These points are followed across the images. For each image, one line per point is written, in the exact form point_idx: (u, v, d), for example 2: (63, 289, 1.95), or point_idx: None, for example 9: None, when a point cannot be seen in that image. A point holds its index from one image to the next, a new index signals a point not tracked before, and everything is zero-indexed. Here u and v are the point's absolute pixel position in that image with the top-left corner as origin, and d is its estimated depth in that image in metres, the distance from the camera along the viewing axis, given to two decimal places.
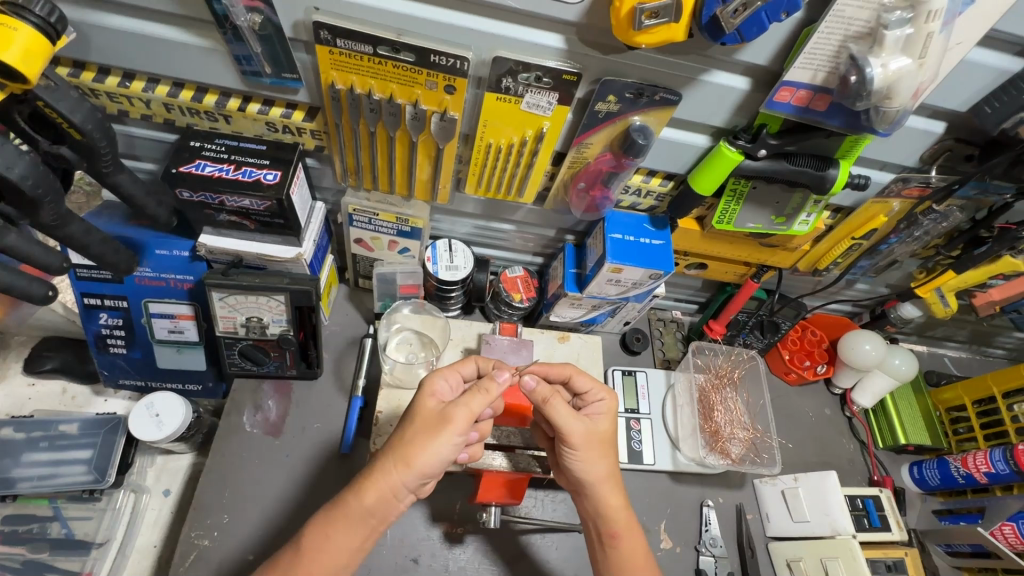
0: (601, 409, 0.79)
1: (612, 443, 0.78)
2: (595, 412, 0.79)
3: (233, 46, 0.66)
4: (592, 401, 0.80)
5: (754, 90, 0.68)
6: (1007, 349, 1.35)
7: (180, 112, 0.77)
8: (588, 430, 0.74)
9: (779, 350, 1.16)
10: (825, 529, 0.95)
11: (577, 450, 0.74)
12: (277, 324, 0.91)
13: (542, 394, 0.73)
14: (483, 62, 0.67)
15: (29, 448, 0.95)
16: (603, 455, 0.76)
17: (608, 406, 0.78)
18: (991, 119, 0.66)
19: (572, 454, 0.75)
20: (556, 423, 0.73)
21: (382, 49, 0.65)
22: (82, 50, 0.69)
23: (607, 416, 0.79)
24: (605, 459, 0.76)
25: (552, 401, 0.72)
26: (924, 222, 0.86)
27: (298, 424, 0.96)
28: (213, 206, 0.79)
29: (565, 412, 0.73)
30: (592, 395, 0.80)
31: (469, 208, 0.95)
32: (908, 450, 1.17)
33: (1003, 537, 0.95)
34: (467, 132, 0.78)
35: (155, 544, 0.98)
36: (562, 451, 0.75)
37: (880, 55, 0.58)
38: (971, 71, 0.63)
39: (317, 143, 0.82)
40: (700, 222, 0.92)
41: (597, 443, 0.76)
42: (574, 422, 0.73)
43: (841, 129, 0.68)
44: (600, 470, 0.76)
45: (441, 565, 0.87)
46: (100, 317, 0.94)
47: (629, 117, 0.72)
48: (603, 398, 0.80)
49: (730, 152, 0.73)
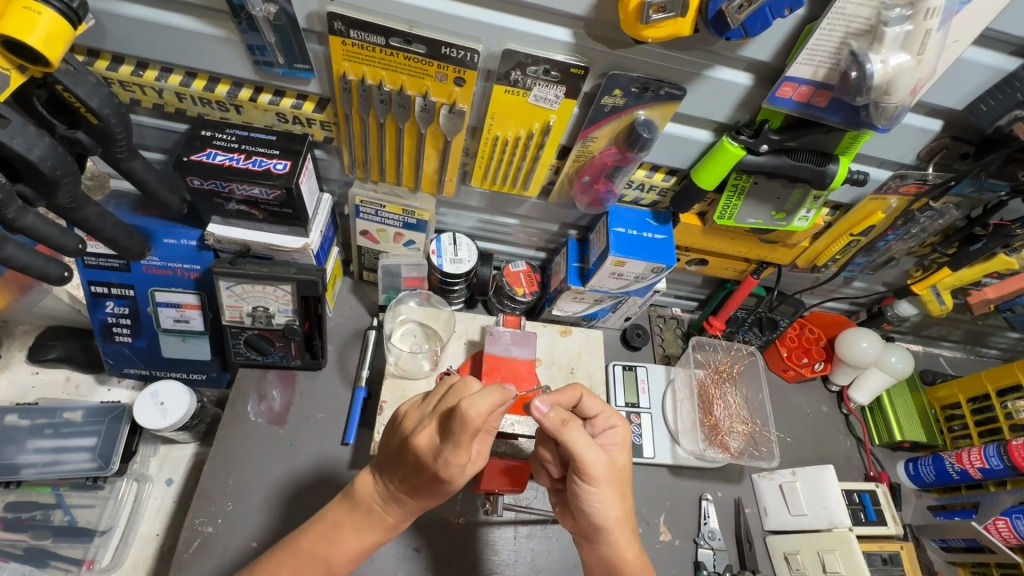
0: (616, 439, 0.77)
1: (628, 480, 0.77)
2: (611, 444, 0.77)
3: (247, 36, 0.68)
4: (608, 431, 0.78)
5: (756, 85, 0.70)
6: (1001, 349, 1.37)
7: (192, 102, 0.78)
8: (608, 465, 0.72)
9: (778, 348, 1.17)
10: (822, 522, 0.96)
11: (595, 486, 0.71)
12: (282, 313, 0.92)
13: (559, 419, 0.70)
14: (493, 55, 0.69)
15: (34, 434, 0.95)
16: (620, 493, 0.74)
17: (625, 435, 0.78)
18: (987, 116, 0.68)
19: (590, 489, 0.72)
20: (579, 456, 0.69)
21: (394, 40, 0.66)
22: (97, 38, 0.70)
23: (623, 450, 0.77)
24: (621, 497, 0.74)
25: (570, 426, 0.69)
26: (921, 218, 0.88)
27: (301, 414, 0.97)
28: (222, 194, 0.80)
29: (587, 446, 0.70)
30: (607, 423, 0.78)
31: (473, 202, 0.96)
32: (904, 447, 1.18)
33: (997, 531, 0.97)
34: (475, 125, 0.79)
35: (157, 533, 0.97)
36: (578, 484, 0.72)
37: (880, 51, 0.60)
38: (968, 69, 0.65)
39: (326, 134, 0.83)
40: (701, 218, 0.94)
41: (614, 478, 0.73)
42: (595, 455, 0.70)
43: (841, 125, 0.70)
44: (615, 508, 0.73)
45: (443, 554, 0.88)
46: (106, 305, 0.94)
47: (634, 111, 0.74)
48: (617, 424, 0.78)
49: (733, 147, 0.74)
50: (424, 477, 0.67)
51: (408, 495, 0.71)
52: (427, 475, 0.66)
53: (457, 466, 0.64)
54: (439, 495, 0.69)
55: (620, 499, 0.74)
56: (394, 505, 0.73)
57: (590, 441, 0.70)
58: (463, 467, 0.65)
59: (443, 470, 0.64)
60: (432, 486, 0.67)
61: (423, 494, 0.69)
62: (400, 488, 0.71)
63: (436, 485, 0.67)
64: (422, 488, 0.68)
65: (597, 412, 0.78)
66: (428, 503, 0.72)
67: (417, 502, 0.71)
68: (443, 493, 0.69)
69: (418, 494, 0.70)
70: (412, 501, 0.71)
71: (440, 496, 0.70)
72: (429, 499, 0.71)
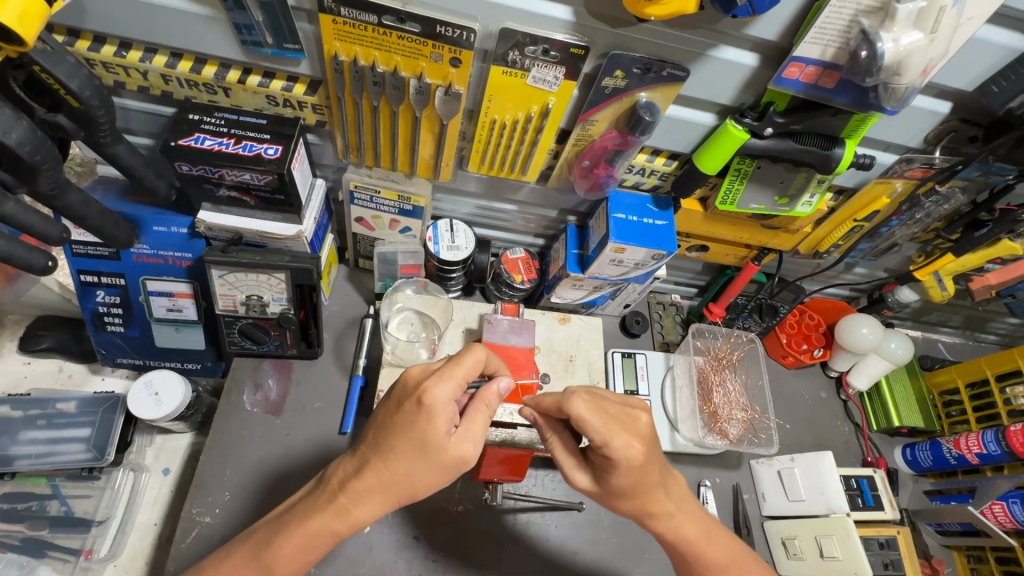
0: (616, 466, 0.67)
1: (650, 486, 0.70)
2: (612, 468, 0.68)
3: (233, 14, 0.65)
4: (609, 456, 0.67)
5: (762, 66, 0.67)
6: (999, 335, 1.37)
7: (178, 84, 0.75)
8: (596, 487, 0.73)
9: (778, 333, 1.16)
10: (820, 508, 0.96)
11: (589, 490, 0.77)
12: (277, 302, 0.90)
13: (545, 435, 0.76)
14: (490, 34, 0.66)
15: (27, 426, 0.94)
16: (629, 503, 0.72)
17: (629, 465, 0.66)
18: (999, 99, 0.66)
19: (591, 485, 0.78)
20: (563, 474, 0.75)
21: (387, 19, 0.64)
22: (77, 17, 0.67)
23: (627, 473, 0.68)
24: (633, 503, 0.72)
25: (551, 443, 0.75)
26: (926, 203, 0.87)
27: (298, 403, 0.96)
28: (213, 180, 0.78)
29: (568, 469, 0.74)
30: (606, 452, 0.66)
31: (471, 187, 0.94)
32: (902, 433, 1.18)
33: (994, 516, 0.98)
34: (471, 108, 0.77)
35: (155, 523, 0.97)
36: None
37: (891, 30, 0.58)
38: (980, 49, 0.63)
39: (318, 118, 0.81)
40: (703, 204, 0.92)
41: (620, 494, 0.71)
42: (576, 470, 0.73)
43: (849, 107, 0.68)
44: (628, 508, 0.73)
45: (443, 542, 0.88)
46: (97, 294, 0.93)
47: (636, 93, 0.71)
48: (615, 456, 0.66)
49: (736, 131, 0.73)
50: (403, 411, 0.64)
51: (375, 458, 0.65)
52: (407, 406, 0.64)
53: (442, 395, 0.63)
54: (411, 455, 0.63)
55: (630, 506, 0.72)
56: (355, 480, 0.65)
57: (573, 462, 0.74)
58: (447, 404, 0.63)
59: (427, 389, 0.63)
60: (407, 431, 0.63)
61: (394, 447, 0.63)
62: (369, 447, 0.66)
63: (411, 427, 0.63)
64: (395, 438, 0.64)
65: (594, 441, 0.66)
66: (394, 478, 0.64)
67: (384, 469, 0.64)
68: (418, 453, 0.63)
69: (388, 452, 0.64)
70: (378, 466, 0.64)
71: (412, 460, 0.63)
72: (397, 464, 0.63)
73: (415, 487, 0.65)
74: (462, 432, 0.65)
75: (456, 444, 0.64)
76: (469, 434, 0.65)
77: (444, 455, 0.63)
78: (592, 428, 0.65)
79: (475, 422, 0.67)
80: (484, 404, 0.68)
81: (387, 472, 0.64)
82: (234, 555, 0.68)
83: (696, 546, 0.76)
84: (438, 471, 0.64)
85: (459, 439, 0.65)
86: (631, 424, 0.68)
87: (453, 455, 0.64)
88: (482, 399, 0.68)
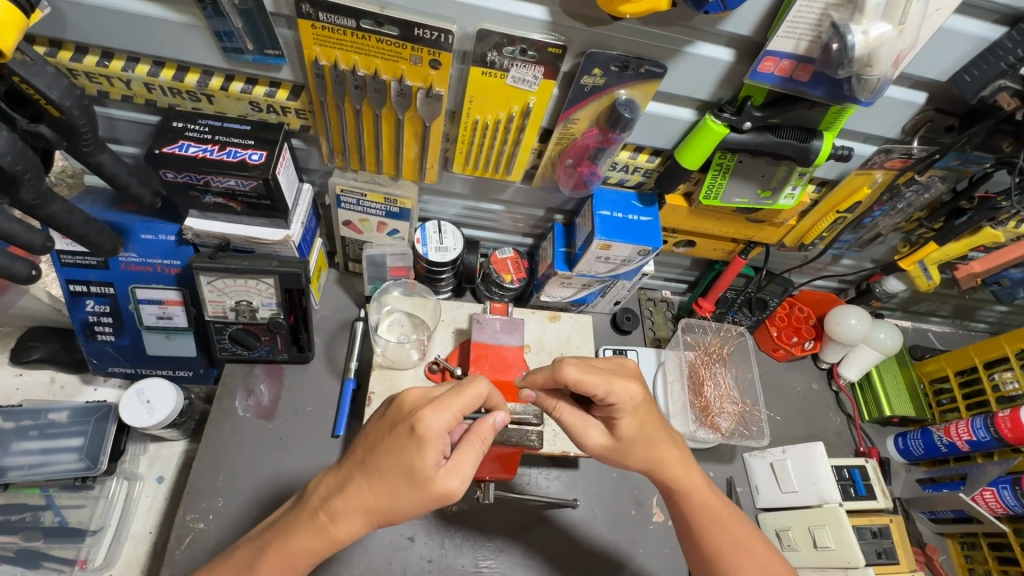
0: (620, 412, 0.74)
1: (653, 436, 0.77)
2: (618, 415, 0.75)
3: (212, 21, 0.66)
4: (612, 404, 0.73)
5: (738, 61, 0.68)
6: (988, 323, 1.39)
7: (161, 92, 0.76)
8: (609, 443, 0.77)
9: (767, 328, 1.17)
10: (812, 498, 0.96)
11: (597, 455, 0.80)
12: (266, 307, 0.91)
13: (547, 404, 0.77)
14: (468, 35, 0.67)
15: (18, 437, 0.94)
16: (638, 456, 0.77)
17: (631, 406, 0.74)
18: (971, 87, 0.67)
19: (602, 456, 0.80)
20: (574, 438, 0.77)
21: (366, 22, 0.65)
22: (57, 28, 0.67)
23: (632, 417, 0.75)
24: (642, 457, 0.77)
25: (559, 409, 0.77)
26: (907, 192, 0.88)
27: (290, 407, 0.96)
28: (198, 187, 0.78)
29: (580, 428, 0.77)
30: (609, 401, 0.73)
31: (457, 188, 0.95)
32: (893, 423, 1.19)
33: (984, 501, 0.99)
34: (453, 109, 0.78)
35: (150, 531, 0.97)
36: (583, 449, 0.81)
37: (861, 22, 0.59)
38: (950, 39, 0.64)
39: (302, 123, 0.81)
40: (687, 199, 0.93)
41: (629, 445, 0.76)
42: (589, 431, 0.77)
43: (824, 100, 0.69)
44: (639, 462, 0.78)
45: (438, 542, 0.88)
46: (86, 304, 0.93)
47: (614, 91, 0.72)
48: (618, 403, 0.73)
49: (716, 125, 0.73)
50: (394, 435, 0.65)
51: (360, 478, 0.66)
52: (399, 431, 0.65)
53: (435, 425, 0.64)
54: (396, 480, 0.64)
55: (640, 457, 0.77)
56: (337, 498, 0.66)
57: (582, 422, 0.77)
58: (439, 436, 0.64)
59: (420, 418, 0.64)
60: (396, 455, 0.64)
61: (381, 470, 0.65)
62: (356, 464, 0.68)
63: (400, 453, 0.64)
64: (381, 462, 0.65)
65: (597, 392, 0.72)
66: (376, 501, 0.65)
67: (369, 490, 0.65)
68: (403, 479, 0.64)
69: (373, 474, 0.65)
70: (363, 487, 0.65)
71: (397, 486, 0.64)
72: (381, 486, 0.65)
73: (397, 511, 0.66)
74: (452, 467, 0.65)
75: (443, 477, 0.64)
76: (460, 471, 0.65)
77: (429, 487, 0.64)
78: (592, 385, 0.71)
79: (465, 455, 0.67)
80: (478, 439, 0.68)
81: (371, 495, 0.65)
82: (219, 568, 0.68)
83: (702, 499, 0.79)
84: (422, 501, 0.65)
85: (448, 472, 0.65)
86: (624, 374, 0.75)
87: (438, 488, 0.64)
88: (476, 433, 0.68)
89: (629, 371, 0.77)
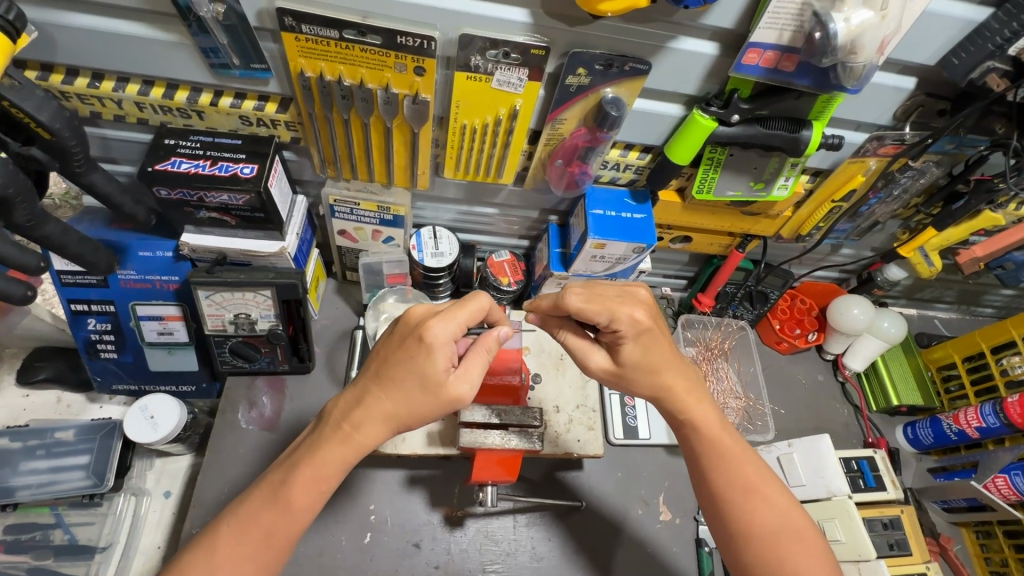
0: (625, 338, 0.71)
1: (660, 368, 0.73)
2: (621, 341, 0.72)
3: (198, 39, 0.66)
4: (618, 331, 0.71)
5: (722, 54, 0.68)
6: (996, 307, 1.37)
7: (153, 110, 0.77)
8: (611, 368, 0.74)
9: (770, 321, 1.16)
10: (820, 491, 0.95)
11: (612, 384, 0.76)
12: (265, 319, 0.91)
13: (551, 328, 0.77)
14: (450, 41, 0.67)
15: (26, 456, 0.95)
16: (642, 382, 0.73)
17: (635, 332, 0.71)
18: (959, 70, 0.66)
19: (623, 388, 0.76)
20: (579, 360, 0.76)
21: (348, 33, 0.65)
22: (48, 51, 0.69)
23: (636, 343, 0.72)
24: (648, 382, 0.73)
25: (564, 329, 0.76)
26: (901, 179, 0.87)
27: (293, 417, 0.96)
28: (192, 203, 0.79)
29: (584, 351, 0.75)
30: (613, 329, 0.70)
31: (451, 194, 0.95)
32: (902, 412, 1.17)
33: (997, 489, 0.98)
34: (441, 115, 0.78)
35: (158, 545, 0.97)
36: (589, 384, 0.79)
37: (843, 10, 0.58)
38: (935, 22, 0.63)
39: (292, 135, 0.82)
40: (681, 194, 0.93)
41: (630, 374, 0.73)
42: (593, 354, 0.75)
43: (811, 89, 0.68)
44: (646, 389, 0.74)
45: (443, 548, 0.89)
46: (88, 323, 0.94)
47: (601, 89, 0.72)
48: (621, 330, 0.70)
49: (704, 119, 0.73)
50: (403, 346, 0.67)
51: (377, 391, 0.67)
52: (408, 343, 0.66)
53: (441, 333, 0.65)
54: (409, 388, 0.65)
55: (644, 383, 0.73)
56: (357, 409, 0.67)
57: (586, 344, 0.75)
58: (446, 343, 0.65)
59: (427, 327, 0.65)
60: (406, 363, 0.65)
61: (394, 378, 0.66)
62: (369, 378, 0.68)
63: (411, 362, 0.65)
64: (393, 372, 0.66)
65: (598, 321, 0.70)
66: (395, 409, 0.66)
67: (386, 399, 0.66)
68: (414, 386, 0.65)
69: (387, 383, 0.66)
70: (380, 398, 0.66)
71: (408, 391, 0.65)
72: (398, 395, 0.66)
73: (414, 418, 0.67)
74: (462, 373, 0.67)
75: (454, 382, 0.65)
76: (470, 375, 0.67)
77: (443, 392, 0.65)
78: (594, 314, 0.69)
79: (475, 364, 0.68)
80: (485, 349, 0.69)
81: (389, 403, 0.66)
82: (251, 498, 0.67)
83: (715, 433, 0.74)
84: (436, 405, 0.66)
85: (457, 378, 0.66)
86: (631, 301, 0.72)
87: (451, 393, 0.65)
88: (482, 344, 0.69)
89: (641, 298, 0.73)
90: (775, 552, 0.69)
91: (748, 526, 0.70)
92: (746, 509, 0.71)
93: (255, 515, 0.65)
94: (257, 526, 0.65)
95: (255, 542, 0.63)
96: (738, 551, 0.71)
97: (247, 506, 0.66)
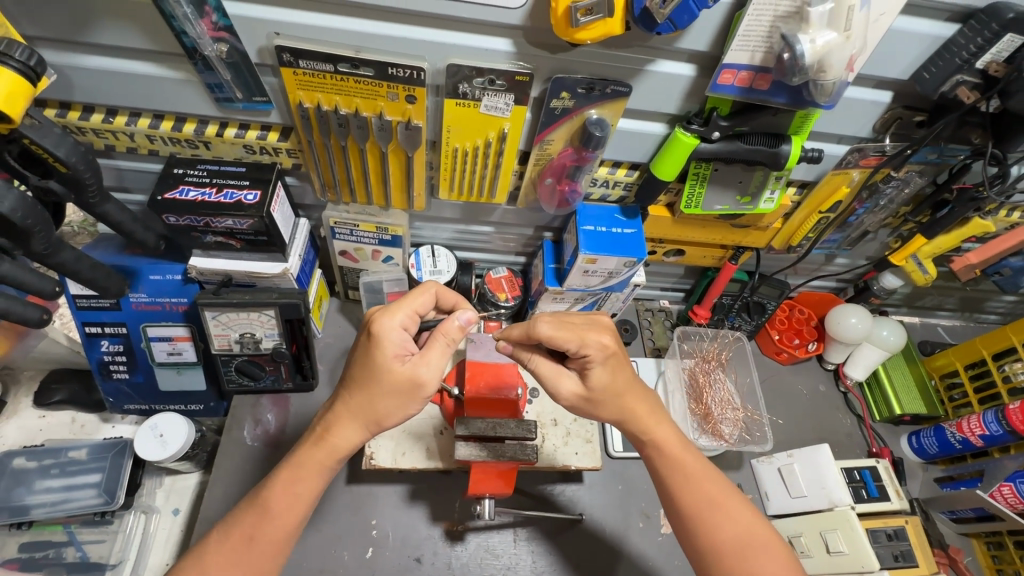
0: (593, 362, 0.72)
1: (625, 392, 0.74)
2: (589, 366, 0.72)
3: (204, 75, 0.71)
4: (586, 355, 0.71)
5: (699, 75, 0.71)
6: (1000, 314, 1.36)
7: (163, 142, 0.82)
8: (581, 394, 0.74)
9: (768, 332, 1.17)
10: (822, 502, 0.95)
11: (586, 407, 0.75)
12: (269, 338, 0.94)
13: (523, 355, 0.76)
14: (438, 70, 0.71)
15: (41, 476, 0.99)
16: (609, 407, 0.75)
17: (602, 356, 0.72)
18: (931, 84, 0.69)
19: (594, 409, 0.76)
20: (550, 388, 0.75)
21: (342, 66, 0.69)
22: (66, 91, 0.74)
23: (604, 367, 0.73)
24: (613, 408, 0.75)
25: (535, 355, 0.75)
26: (886, 189, 0.89)
27: (297, 433, 0.99)
28: (199, 228, 0.83)
29: (554, 379, 0.74)
30: (581, 354, 0.71)
31: (447, 214, 0.98)
32: (906, 421, 1.16)
33: (1003, 498, 0.95)
34: (433, 139, 0.82)
35: (166, 561, 0.99)
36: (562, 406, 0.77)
37: (808, 32, 0.61)
38: (903, 39, 0.66)
39: (294, 161, 0.86)
40: (670, 209, 0.95)
41: (600, 398, 0.74)
42: (562, 381, 0.74)
43: (787, 106, 0.71)
44: (611, 414, 0.76)
45: (444, 563, 0.89)
46: (101, 344, 0.98)
47: (585, 110, 0.75)
48: (590, 355, 0.71)
49: (686, 137, 0.76)
50: (360, 345, 0.70)
51: (344, 391, 0.70)
52: (362, 340, 0.69)
53: (388, 324, 0.67)
54: (368, 381, 0.67)
55: (610, 410, 0.75)
56: (328, 413, 0.70)
57: (556, 370, 0.74)
58: (394, 332, 0.67)
59: (374, 321, 0.68)
60: (362, 359, 0.68)
61: (355, 376, 0.69)
62: (341, 383, 0.72)
63: (366, 357, 0.68)
64: (353, 370, 0.69)
65: (569, 347, 0.71)
66: (361, 406, 0.68)
67: (351, 398, 0.68)
68: (371, 378, 0.67)
69: (350, 382, 0.69)
70: (345, 396, 0.69)
71: (367, 385, 0.67)
72: (360, 392, 0.68)
73: (381, 411, 0.68)
74: (418, 359, 0.67)
75: (410, 367, 0.66)
76: (427, 361, 0.67)
77: (398, 378, 0.66)
78: (564, 340, 0.70)
79: (432, 350, 0.68)
80: (444, 338, 0.68)
81: (353, 400, 0.68)
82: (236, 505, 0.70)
83: (676, 451, 0.75)
84: (396, 394, 0.67)
85: (414, 364, 0.67)
86: (597, 326, 0.73)
87: (406, 377, 0.66)
88: (440, 332, 0.69)
89: (606, 323, 0.75)
90: (743, 564, 0.69)
91: (713, 541, 0.71)
92: (711, 526, 0.71)
93: (237, 521, 0.68)
94: (238, 530, 0.67)
95: (236, 544, 0.66)
96: (707, 567, 0.71)
97: (233, 514, 0.69)
